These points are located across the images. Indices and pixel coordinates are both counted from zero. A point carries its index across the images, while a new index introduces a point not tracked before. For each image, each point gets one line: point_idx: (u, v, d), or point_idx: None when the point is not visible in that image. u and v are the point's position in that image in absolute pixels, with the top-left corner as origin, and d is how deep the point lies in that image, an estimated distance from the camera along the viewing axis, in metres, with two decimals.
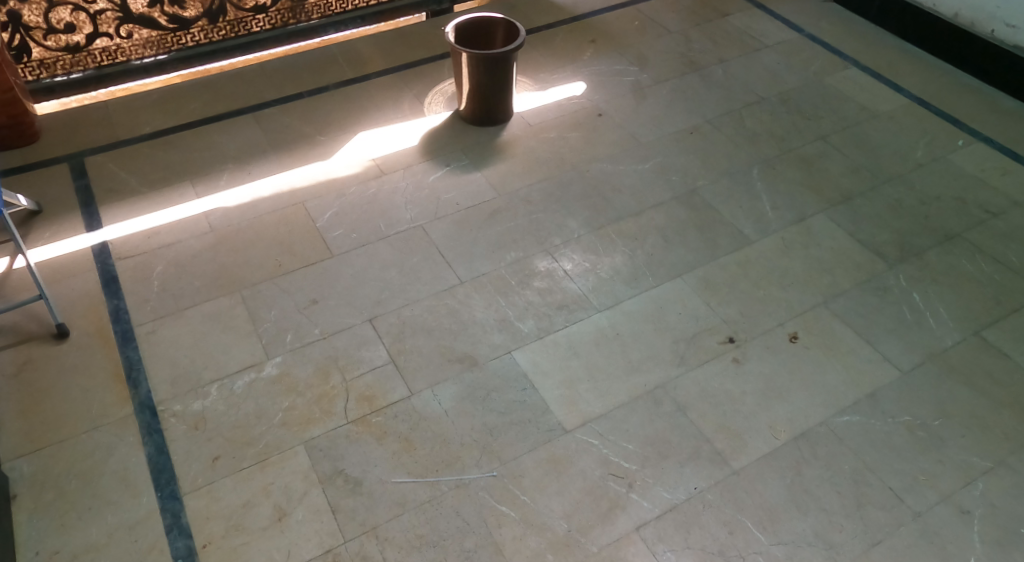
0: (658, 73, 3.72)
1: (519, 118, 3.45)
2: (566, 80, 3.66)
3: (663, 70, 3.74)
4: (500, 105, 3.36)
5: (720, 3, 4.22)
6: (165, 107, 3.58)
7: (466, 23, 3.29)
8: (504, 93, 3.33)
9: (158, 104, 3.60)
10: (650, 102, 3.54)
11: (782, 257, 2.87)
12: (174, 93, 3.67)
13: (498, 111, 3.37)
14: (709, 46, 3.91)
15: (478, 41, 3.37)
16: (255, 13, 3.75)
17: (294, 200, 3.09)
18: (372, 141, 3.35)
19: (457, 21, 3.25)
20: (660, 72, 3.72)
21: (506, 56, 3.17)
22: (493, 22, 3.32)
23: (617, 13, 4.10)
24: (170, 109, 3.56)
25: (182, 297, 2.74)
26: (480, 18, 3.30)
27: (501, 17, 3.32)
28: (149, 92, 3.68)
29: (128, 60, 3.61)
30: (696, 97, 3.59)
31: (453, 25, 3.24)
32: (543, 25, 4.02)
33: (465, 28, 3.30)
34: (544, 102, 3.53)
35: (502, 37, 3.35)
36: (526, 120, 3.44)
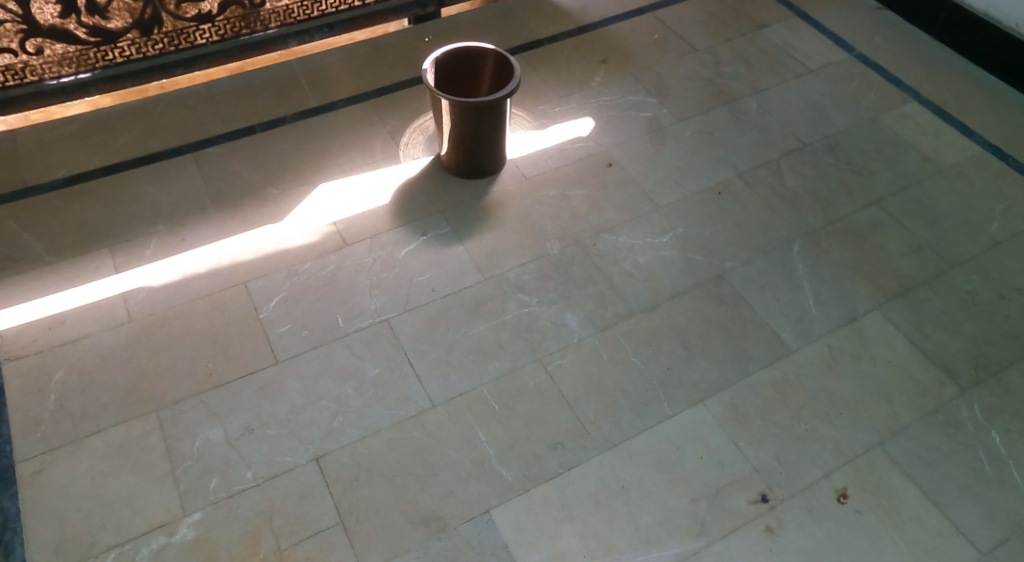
0: (680, 107, 3.10)
1: (512, 168, 2.86)
2: (571, 115, 3.05)
3: (687, 102, 3.12)
4: (491, 153, 2.77)
5: (752, 10, 3.54)
6: (87, 139, 2.95)
7: (446, 55, 2.66)
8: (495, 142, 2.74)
9: (80, 135, 2.97)
10: (670, 148, 2.94)
11: (827, 376, 2.33)
12: (100, 119, 3.03)
13: (487, 162, 2.79)
14: (740, 70, 3.26)
15: (461, 76, 2.75)
16: (198, 23, 3.11)
17: (234, 279, 2.52)
18: (334, 197, 2.76)
19: (435, 54, 2.63)
20: (683, 106, 3.10)
21: (496, 104, 2.57)
22: (480, 54, 2.69)
23: (633, 23, 3.46)
24: (93, 144, 2.94)
25: (85, 420, 2.22)
26: (464, 49, 2.67)
27: (490, 46, 2.69)
28: (70, 118, 3.03)
29: (42, 80, 3.00)
30: (726, 141, 2.97)
31: (430, 61, 2.62)
32: (545, 38, 3.39)
33: (446, 63, 2.67)
34: (543, 145, 2.94)
35: (491, 72, 2.73)
36: (522, 172, 2.84)
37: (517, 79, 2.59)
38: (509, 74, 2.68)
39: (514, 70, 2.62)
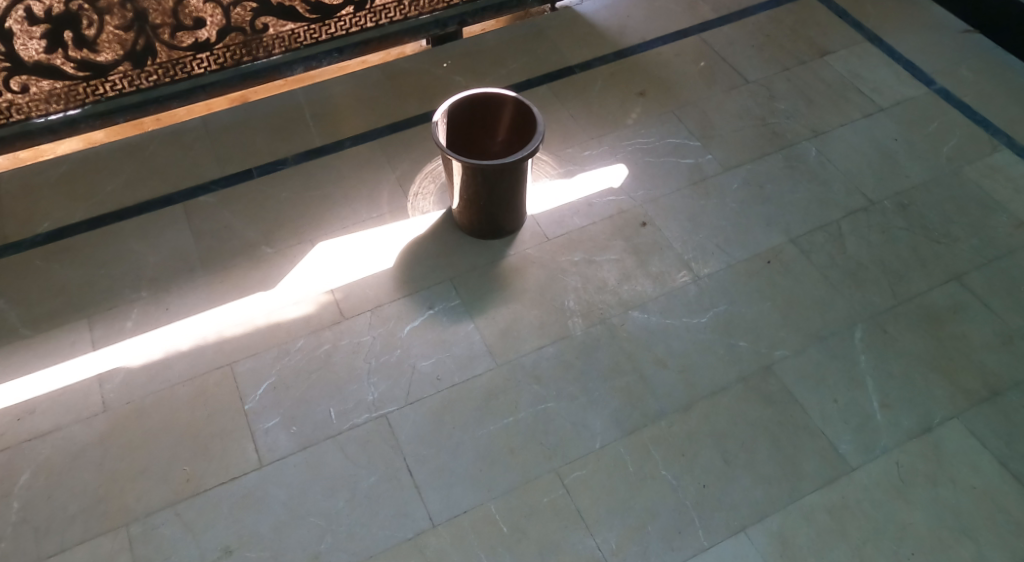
0: (727, 151, 2.73)
1: (532, 226, 2.52)
2: (602, 160, 2.70)
3: (736, 145, 2.75)
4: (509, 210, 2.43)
5: (818, 33, 3.19)
6: (73, 185, 2.68)
7: (460, 102, 2.32)
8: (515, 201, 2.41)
9: (65, 180, 2.70)
10: (713, 204, 2.58)
11: (896, 503, 2.01)
12: (88, 159, 2.76)
13: (504, 221, 2.46)
14: (798, 106, 2.90)
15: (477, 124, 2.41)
16: (195, 52, 2.80)
17: (220, 360, 2.26)
18: (333, 260, 2.47)
19: (447, 102, 2.29)
20: (731, 152, 2.73)
21: (517, 166, 2.24)
22: (498, 100, 2.35)
23: (677, 48, 3.10)
24: (79, 191, 2.67)
25: (50, 533, 1.99)
26: (481, 96, 2.33)
27: (510, 93, 2.35)
28: (59, 158, 2.76)
29: (30, 118, 2.73)
30: (778, 197, 2.61)
31: (442, 111, 2.28)
32: (577, 64, 3.02)
33: (460, 111, 2.33)
34: (569, 198, 2.59)
35: (511, 120, 2.39)
36: (543, 231, 2.51)
37: (540, 136, 2.25)
38: (531, 126, 2.34)
39: (536, 123, 2.28)
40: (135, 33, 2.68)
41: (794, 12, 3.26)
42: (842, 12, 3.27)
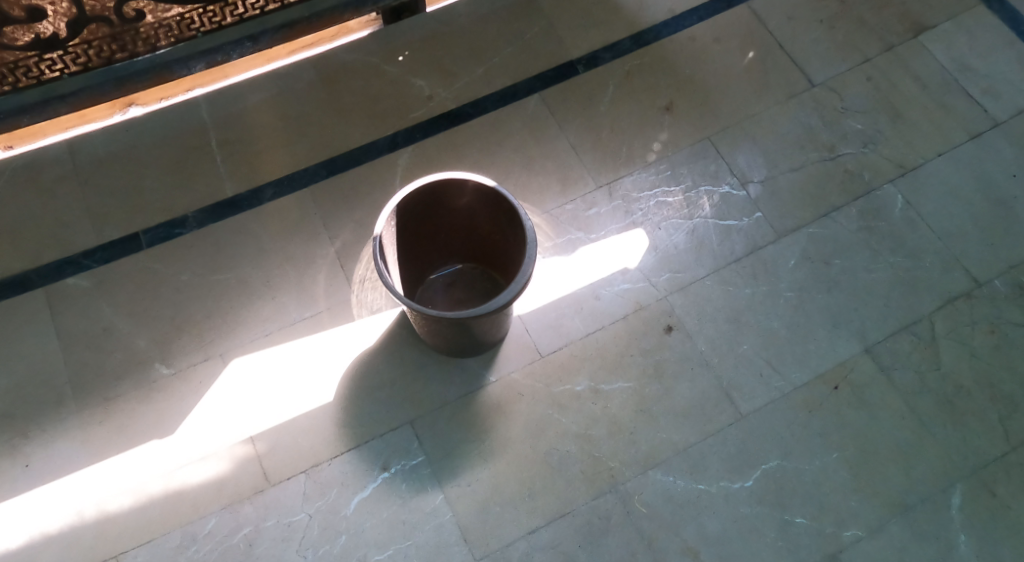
0: (782, 205, 2.02)
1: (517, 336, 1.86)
2: (615, 221, 1.97)
3: (793, 195, 2.04)
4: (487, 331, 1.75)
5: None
6: None
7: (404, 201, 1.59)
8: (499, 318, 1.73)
9: None
10: (762, 292, 1.92)
11: None
12: None
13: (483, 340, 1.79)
14: (881, 125, 2.16)
15: (433, 211, 1.69)
16: None
17: (100, 552, 1.70)
18: (261, 394, 1.83)
19: (389, 207, 1.56)
20: (787, 206, 2.02)
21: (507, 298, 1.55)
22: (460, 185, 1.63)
23: (718, 29, 2.29)
24: None
25: None
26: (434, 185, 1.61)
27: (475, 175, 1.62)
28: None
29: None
30: (848, 281, 1.95)
31: (383, 221, 1.56)
32: (581, 59, 2.21)
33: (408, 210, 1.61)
34: (570, 287, 1.90)
35: (480, 206, 1.68)
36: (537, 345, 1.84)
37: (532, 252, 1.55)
38: (514, 220, 1.63)
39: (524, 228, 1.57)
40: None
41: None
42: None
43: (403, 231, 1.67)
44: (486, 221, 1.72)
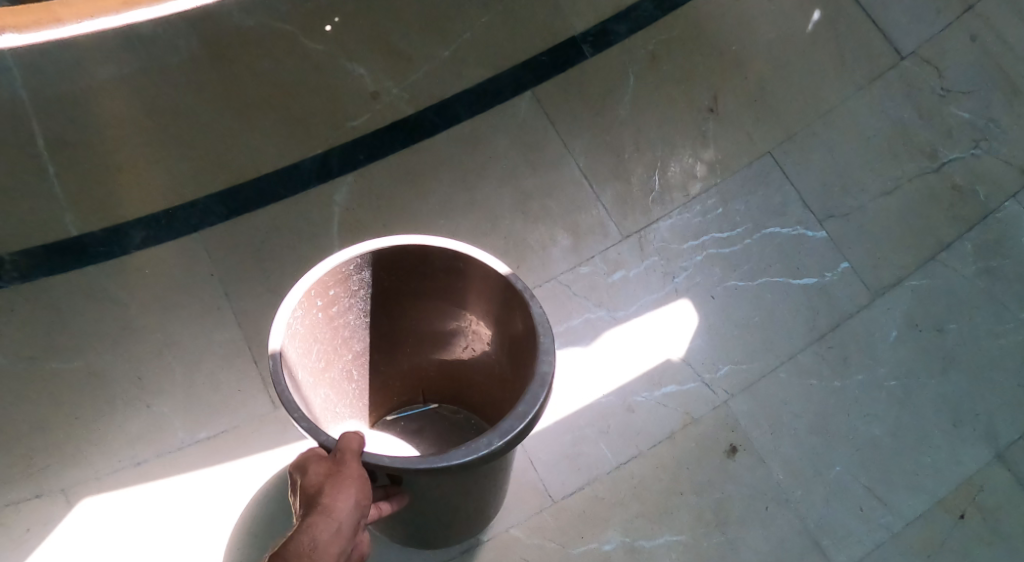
0: (874, 250, 1.49)
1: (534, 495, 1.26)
2: (648, 288, 1.41)
3: (885, 232, 1.50)
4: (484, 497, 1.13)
5: None
6: None
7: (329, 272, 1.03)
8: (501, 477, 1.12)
9: None
10: (856, 386, 1.40)
11: None
12: None
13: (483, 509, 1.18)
14: (1000, 115, 1.58)
15: (390, 295, 1.14)
16: None
17: None
18: (123, 543, 1.24)
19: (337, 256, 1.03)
20: (879, 253, 1.49)
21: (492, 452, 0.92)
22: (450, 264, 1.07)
23: None
24: None
25: None
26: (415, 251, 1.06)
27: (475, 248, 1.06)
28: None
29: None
30: (968, 354, 1.42)
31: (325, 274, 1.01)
32: (585, 35, 1.57)
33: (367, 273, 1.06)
34: (592, 396, 1.36)
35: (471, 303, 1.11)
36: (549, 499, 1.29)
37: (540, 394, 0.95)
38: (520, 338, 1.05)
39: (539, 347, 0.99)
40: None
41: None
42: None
43: (333, 328, 1.10)
44: (471, 317, 1.15)
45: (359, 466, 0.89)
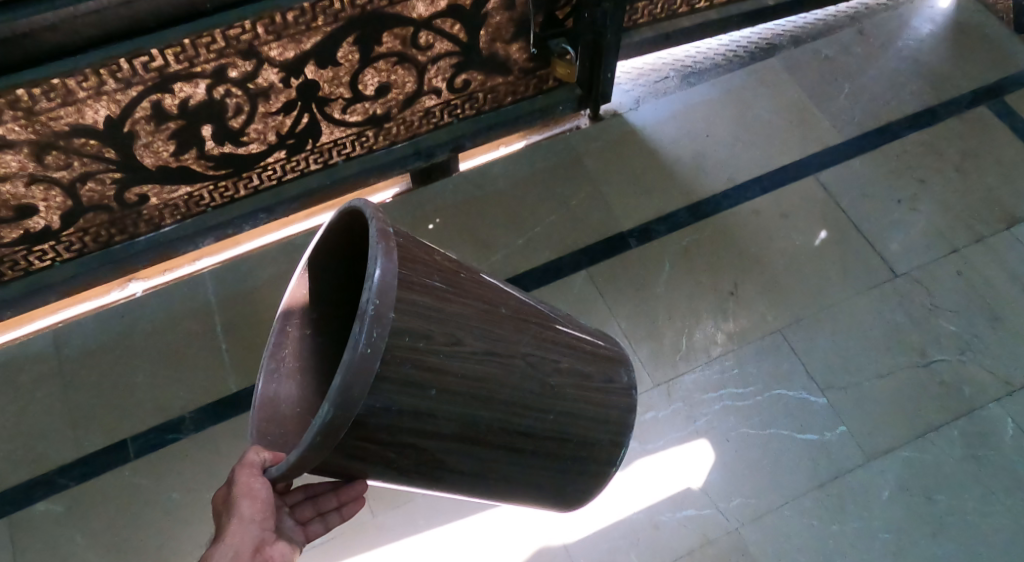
0: (872, 422, 1.79)
1: (565, 448, 1.22)
2: (674, 430, 1.73)
3: (880, 410, 1.81)
4: (496, 476, 1.17)
5: (993, 174, 2.13)
6: None
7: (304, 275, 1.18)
8: (487, 462, 1.14)
9: None
10: (853, 528, 1.68)
11: None
12: None
13: (525, 481, 1.22)
14: (980, 327, 1.92)
15: (357, 257, 1.21)
16: (29, 245, 1.75)
17: None
18: None
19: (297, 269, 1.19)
20: (877, 428, 1.79)
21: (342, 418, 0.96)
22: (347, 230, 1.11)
23: (780, 202, 2.10)
24: None
25: None
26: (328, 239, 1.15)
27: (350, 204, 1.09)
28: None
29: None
30: (955, 524, 1.69)
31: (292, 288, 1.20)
32: (633, 232, 2.02)
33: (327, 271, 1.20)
34: (623, 510, 1.64)
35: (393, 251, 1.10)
36: (558, 380, 1.18)
37: (367, 337, 0.95)
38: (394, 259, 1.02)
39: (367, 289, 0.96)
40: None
41: (959, 136, 2.20)
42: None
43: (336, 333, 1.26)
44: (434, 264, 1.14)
45: (257, 482, 1.08)
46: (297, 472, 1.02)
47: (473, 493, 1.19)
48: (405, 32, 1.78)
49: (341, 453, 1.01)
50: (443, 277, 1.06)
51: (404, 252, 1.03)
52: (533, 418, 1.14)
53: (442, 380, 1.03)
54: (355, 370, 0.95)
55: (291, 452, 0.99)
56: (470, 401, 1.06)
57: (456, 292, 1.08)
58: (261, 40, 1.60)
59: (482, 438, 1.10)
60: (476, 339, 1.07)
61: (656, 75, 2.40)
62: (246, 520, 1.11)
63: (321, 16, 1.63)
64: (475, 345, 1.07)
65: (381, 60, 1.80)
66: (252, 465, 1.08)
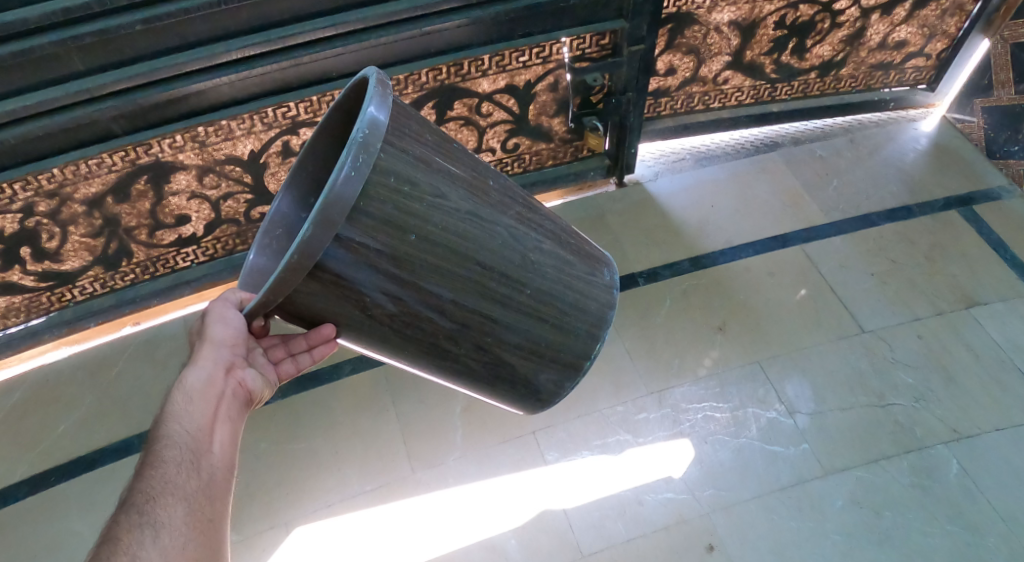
0: (829, 445, 2.08)
1: (544, 331, 1.49)
2: (661, 429, 2.10)
3: (840, 434, 2.10)
4: (470, 345, 1.45)
5: (959, 262, 2.49)
6: (16, 418, 2.17)
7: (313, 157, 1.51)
8: (483, 326, 1.43)
9: (15, 413, 2.18)
10: (808, 529, 1.95)
11: None
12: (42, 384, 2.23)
13: (498, 356, 1.49)
14: (932, 382, 2.20)
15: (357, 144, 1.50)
16: (179, 247, 2.26)
17: None
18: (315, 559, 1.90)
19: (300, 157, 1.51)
20: (838, 451, 2.07)
21: (316, 243, 1.24)
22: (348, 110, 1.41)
23: (771, 260, 2.52)
24: (25, 430, 2.15)
25: None
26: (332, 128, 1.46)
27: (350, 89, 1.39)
28: (13, 382, 2.24)
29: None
30: (897, 536, 1.95)
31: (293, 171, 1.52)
32: (643, 272, 2.49)
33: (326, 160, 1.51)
34: (614, 486, 2.00)
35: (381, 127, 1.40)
36: (539, 260, 1.45)
37: (348, 180, 1.23)
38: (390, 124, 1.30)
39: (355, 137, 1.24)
40: (108, 238, 2.17)
41: (929, 230, 2.59)
42: (1001, 243, 2.55)
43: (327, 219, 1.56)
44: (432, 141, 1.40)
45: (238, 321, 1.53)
46: (279, 294, 1.30)
47: (452, 360, 1.46)
48: (472, 102, 2.35)
49: (318, 280, 1.29)
50: (436, 139, 1.35)
51: (399, 113, 1.32)
52: (512, 286, 1.42)
53: (422, 227, 1.31)
54: (340, 192, 1.22)
55: (273, 275, 1.28)
56: (451, 254, 1.35)
57: (446, 156, 1.36)
58: None
59: (483, 301, 1.41)
60: (461, 199, 1.35)
61: (675, 158, 2.94)
62: (217, 344, 1.52)
63: (412, 86, 2.22)
64: (460, 204, 1.35)
65: (452, 121, 2.38)
66: (225, 297, 1.54)
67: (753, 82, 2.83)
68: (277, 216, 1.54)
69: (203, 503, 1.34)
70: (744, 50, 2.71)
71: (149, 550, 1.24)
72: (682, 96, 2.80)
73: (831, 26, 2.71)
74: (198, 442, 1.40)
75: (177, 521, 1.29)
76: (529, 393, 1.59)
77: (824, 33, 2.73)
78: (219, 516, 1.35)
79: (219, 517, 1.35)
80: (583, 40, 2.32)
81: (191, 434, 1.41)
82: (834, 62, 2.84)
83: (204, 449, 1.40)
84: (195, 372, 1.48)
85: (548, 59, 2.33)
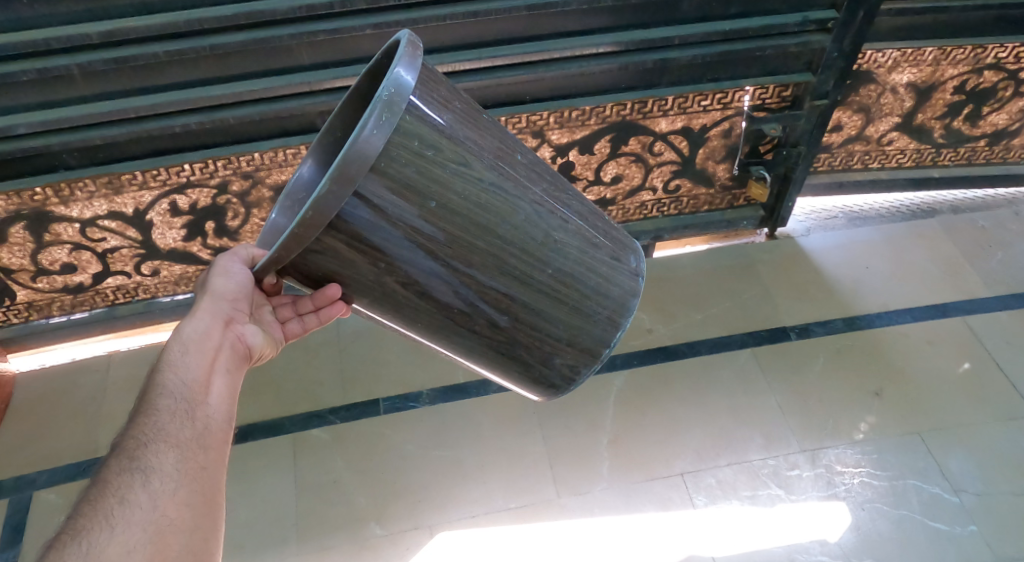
0: (998, 529, 1.97)
1: (558, 314, 1.38)
2: (814, 488, 2.04)
3: (1010, 520, 1.98)
4: (484, 320, 1.35)
5: None
6: None
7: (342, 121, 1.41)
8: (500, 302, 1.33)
9: None
10: None
11: None
12: None
13: (510, 336, 1.38)
14: None
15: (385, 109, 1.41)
16: None
17: None
18: None
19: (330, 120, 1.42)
20: (1008, 536, 1.95)
21: (333, 197, 1.17)
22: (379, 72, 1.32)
23: (931, 327, 2.42)
24: None
25: None
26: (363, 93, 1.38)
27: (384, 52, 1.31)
28: None
29: (155, 297, 2.34)
30: None
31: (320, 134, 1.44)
32: (794, 326, 2.43)
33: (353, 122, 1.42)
34: (766, 539, 1.94)
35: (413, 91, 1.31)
36: (563, 239, 1.34)
37: (372, 133, 1.15)
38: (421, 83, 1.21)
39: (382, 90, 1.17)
40: None
41: None
42: None
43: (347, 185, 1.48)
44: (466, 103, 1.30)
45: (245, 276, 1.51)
46: (291, 253, 1.23)
47: (466, 332, 1.37)
48: (646, 139, 2.35)
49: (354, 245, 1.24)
50: (464, 107, 1.26)
51: (429, 75, 1.23)
52: (530, 264, 1.32)
53: (443, 194, 1.23)
54: (362, 148, 1.15)
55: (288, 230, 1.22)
56: (469, 223, 1.26)
57: (474, 126, 1.27)
58: (549, 126, 2.23)
59: (497, 279, 1.31)
60: (488, 170, 1.26)
61: (826, 215, 2.91)
62: (217, 297, 1.47)
63: (594, 117, 2.24)
64: (481, 172, 1.25)
65: (624, 156, 2.38)
66: (234, 252, 1.51)
67: (917, 145, 2.75)
68: (299, 182, 1.46)
69: (197, 451, 1.27)
70: (916, 113, 2.63)
71: (139, 492, 1.18)
72: (843, 153, 2.72)
73: (1012, 94, 2.62)
74: (195, 393, 1.34)
75: (168, 466, 1.23)
76: (541, 376, 1.47)
77: (1003, 101, 2.64)
78: (213, 464, 1.27)
79: (213, 467, 1.27)
80: (766, 89, 2.31)
81: (189, 384, 1.34)
82: (1008, 131, 2.75)
83: (201, 401, 1.33)
84: (194, 323, 1.44)
85: (728, 105, 2.32)
